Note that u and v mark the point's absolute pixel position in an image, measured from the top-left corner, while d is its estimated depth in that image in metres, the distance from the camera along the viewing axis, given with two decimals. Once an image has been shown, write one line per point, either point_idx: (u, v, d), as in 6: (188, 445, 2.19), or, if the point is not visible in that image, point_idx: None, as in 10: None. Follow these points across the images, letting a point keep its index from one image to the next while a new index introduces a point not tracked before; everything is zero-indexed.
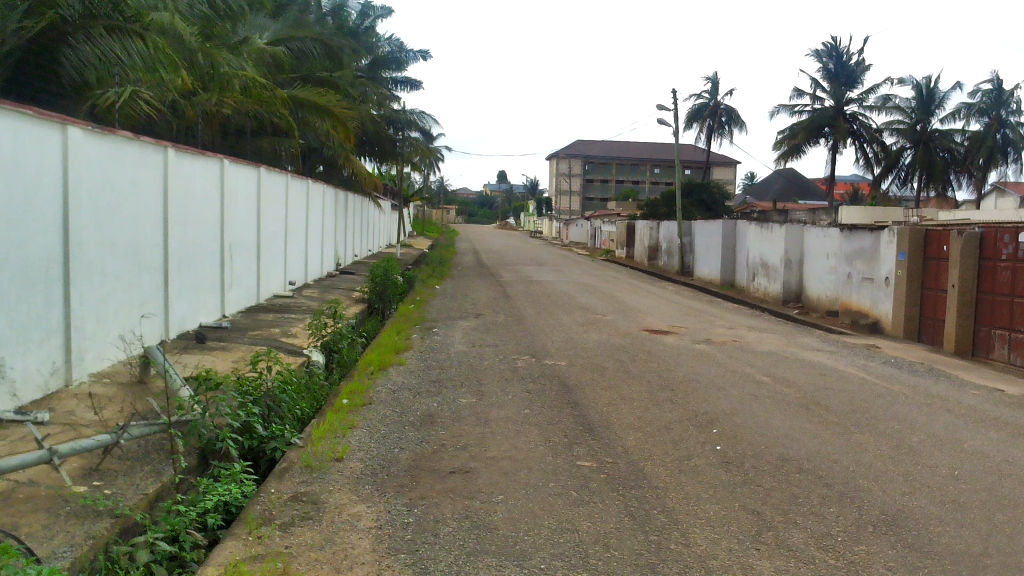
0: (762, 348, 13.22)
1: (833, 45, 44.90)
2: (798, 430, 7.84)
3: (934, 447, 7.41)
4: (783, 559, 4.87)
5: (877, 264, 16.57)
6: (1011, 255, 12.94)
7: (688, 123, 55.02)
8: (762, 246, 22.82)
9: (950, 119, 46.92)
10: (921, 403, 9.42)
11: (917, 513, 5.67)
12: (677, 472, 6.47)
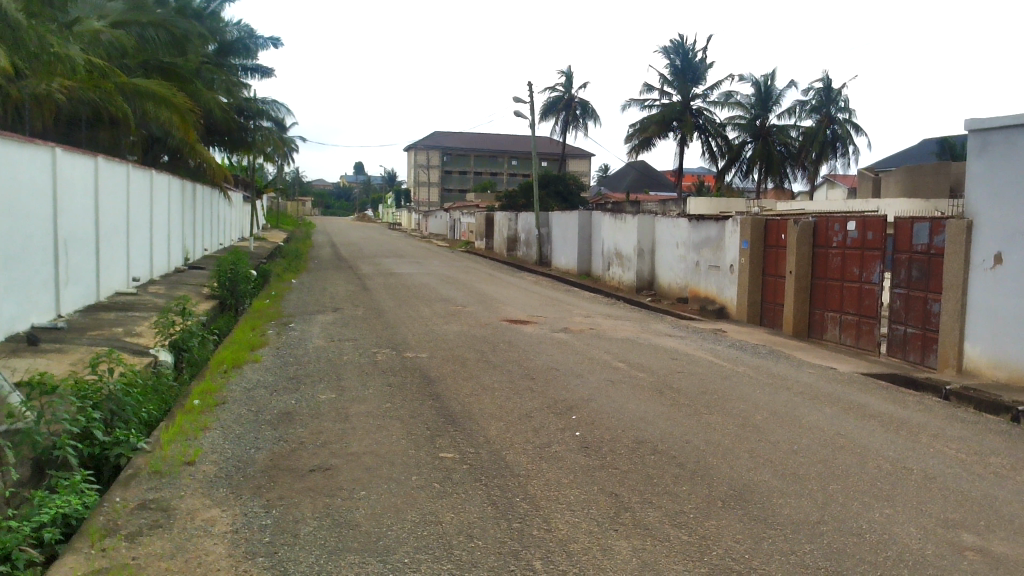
0: (618, 335, 13.64)
1: (679, 43, 46.70)
2: (652, 413, 8.13)
3: (776, 425, 7.87)
4: (640, 538, 5.04)
5: (723, 252, 17.45)
6: (841, 243, 13.92)
7: (543, 116, 55.98)
8: (616, 237, 23.53)
9: (786, 115, 49.98)
10: (764, 383, 9.98)
11: (761, 487, 6.00)
12: (538, 459, 6.57)
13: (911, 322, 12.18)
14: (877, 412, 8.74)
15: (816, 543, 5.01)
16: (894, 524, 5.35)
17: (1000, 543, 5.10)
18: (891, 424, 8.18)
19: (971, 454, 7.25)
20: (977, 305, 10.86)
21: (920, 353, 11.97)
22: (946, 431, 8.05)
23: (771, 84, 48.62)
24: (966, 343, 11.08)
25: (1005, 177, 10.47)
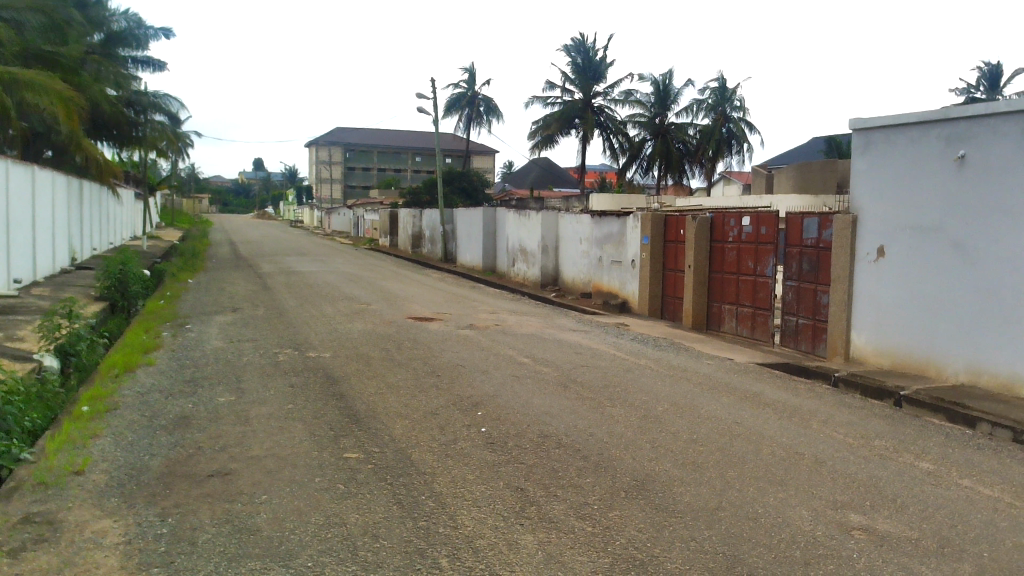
0: (522, 330, 13.74)
1: (581, 41, 47.63)
2: (556, 407, 8.23)
3: (676, 415, 8.07)
4: (545, 532, 5.08)
5: (625, 248, 17.78)
6: (736, 238, 14.39)
7: (447, 112, 55.81)
8: (520, 233, 23.67)
9: (684, 114, 51.29)
10: (665, 375, 10.24)
11: (662, 476, 6.15)
12: (444, 457, 6.55)
13: (802, 313, 12.68)
14: (771, 400, 9.08)
15: (714, 529, 5.16)
16: (788, 508, 5.56)
17: (883, 522, 5.37)
18: (785, 412, 8.51)
19: (858, 438, 7.60)
20: (862, 295, 11.40)
21: (811, 342, 12.48)
22: (835, 417, 8.43)
23: (670, 83, 49.71)
24: (853, 332, 11.61)
25: (887, 173, 11.01)
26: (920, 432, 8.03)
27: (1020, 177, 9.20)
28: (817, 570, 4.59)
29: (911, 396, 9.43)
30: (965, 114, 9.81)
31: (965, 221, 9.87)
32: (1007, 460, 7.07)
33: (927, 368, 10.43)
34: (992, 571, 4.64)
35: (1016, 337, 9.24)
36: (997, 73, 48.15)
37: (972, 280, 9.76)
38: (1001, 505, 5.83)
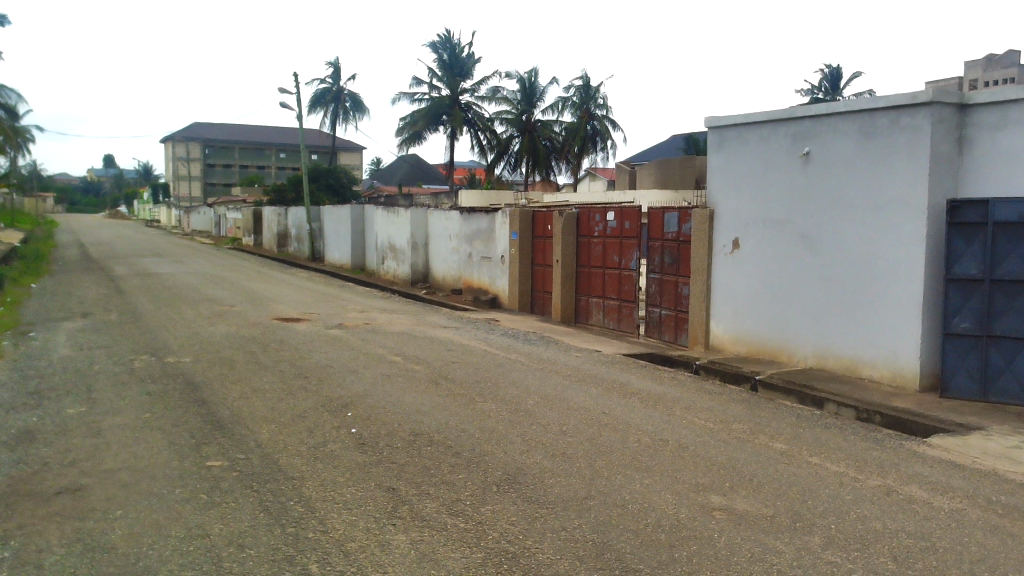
0: (392, 329, 13.61)
1: (447, 37, 47.54)
2: (428, 405, 8.19)
3: (546, 408, 8.20)
4: (418, 530, 5.05)
5: (494, 244, 17.90)
6: (602, 232, 14.76)
7: (311, 108, 54.54)
8: (389, 230, 23.43)
9: (550, 112, 52.23)
10: (536, 369, 10.38)
11: (533, 469, 6.23)
12: (312, 460, 6.40)
13: (665, 304, 13.13)
14: (637, 389, 9.36)
15: (584, 518, 5.27)
16: (653, 493, 5.75)
17: (741, 501, 5.63)
18: (650, 400, 8.79)
19: (718, 423, 7.95)
20: (720, 286, 11.92)
21: (674, 333, 12.94)
22: (696, 403, 8.78)
23: (535, 82, 50.66)
24: (712, 322, 12.13)
25: (740, 170, 11.55)
26: (774, 414, 8.49)
27: (858, 173, 9.85)
28: (682, 551, 4.76)
29: (766, 381, 9.95)
30: (809, 113, 10.41)
31: (811, 214, 10.49)
32: (851, 437, 7.57)
33: (779, 353, 11.01)
34: (839, 542, 4.96)
35: (857, 322, 9.90)
36: (837, 76, 51.48)
37: (818, 269, 10.39)
38: (847, 479, 6.23)
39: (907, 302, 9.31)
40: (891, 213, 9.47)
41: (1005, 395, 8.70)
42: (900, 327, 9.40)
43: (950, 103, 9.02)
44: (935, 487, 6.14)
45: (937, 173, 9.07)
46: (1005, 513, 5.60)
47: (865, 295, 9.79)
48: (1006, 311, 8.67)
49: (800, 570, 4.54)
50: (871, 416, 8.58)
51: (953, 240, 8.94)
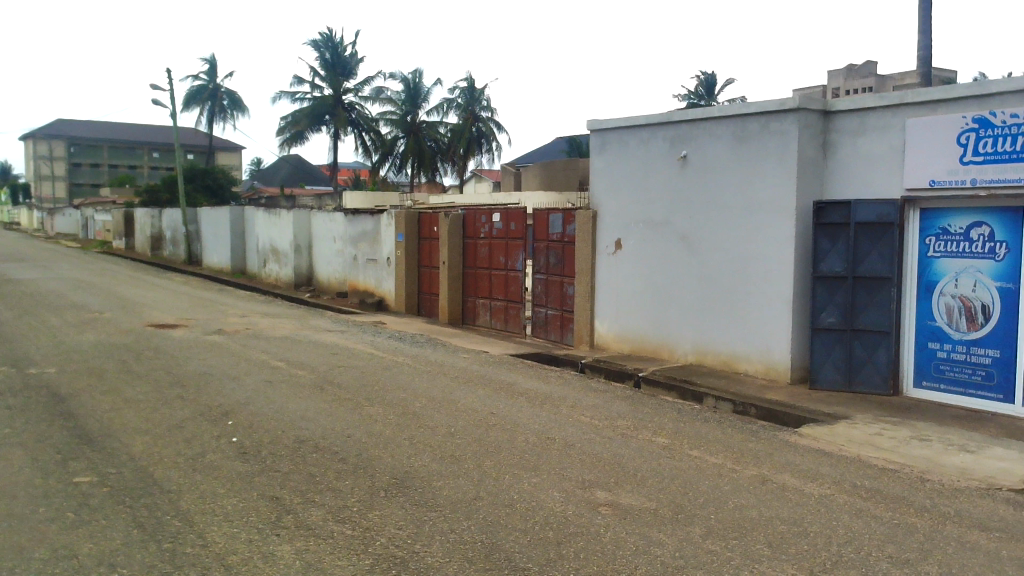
0: (275, 333, 13.25)
1: (329, 36, 46.73)
2: (312, 410, 8.01)
3: (434, 410, 8.16)
4: (304, 540, 4.93)
5: (379, 246, 17.69)
6: (488, 234, 14.83)
7: (186, 106, 52.47)
8: (270, 232, 22.80)
9: (435, 113, 52.15)
10: (423, 371, 10.32)
11: (421, 472, 6.19)
12: (190, 472, 6.14)
13: (551, 304, 13.29)
14: (524, 389, 9.45)
15: (473, 519, 5.27)
16: (540, 492, 5.80)
17: (626, 496, 5.76)
18: (537, 400, 8.89)
19: (603, 420, 8.11)
20: (604, 286, 12.17)
21: (560, 332, 13.11)
22: (582, 401, 8.93)
23: (420, 82, 50.65)
24: (596, 321, 12.36)
25: (621, 173, 11.83)
26: (656, 410, 8.73)
27: (732, 175, 10.26)
28: (569, 548, 4.83)
29: (648, 377, 10.23)
30: (686, 118, 10.77)
31: (688, 215, 10.85)
32: (729, 430, 7.87)
33: (660, 350, 11.33)
34: (719, 531, 5.14)
35: (733, 319, 10.30)
36: (712, 82, 53.43)
37: (696, 268, 10.75)
38: (725, 471, 6.47)
39: (778, 299, 9.76)
40: (762, 214, 9.91)
41: (867, 385, 9.23)
42: (772, 322, 9.84)
43: (815, 109, 9.49)
44: (806, 474, 6.46)
45: (804, 176, 9.56)
46: (868, 496, 5.95)
47: (740, 292, 10.20)
48: (868, 306, 9.21)
49: (682, 560, 4.68)
50: (747, 409, 8.95)
51: (820, 239, 9.43)
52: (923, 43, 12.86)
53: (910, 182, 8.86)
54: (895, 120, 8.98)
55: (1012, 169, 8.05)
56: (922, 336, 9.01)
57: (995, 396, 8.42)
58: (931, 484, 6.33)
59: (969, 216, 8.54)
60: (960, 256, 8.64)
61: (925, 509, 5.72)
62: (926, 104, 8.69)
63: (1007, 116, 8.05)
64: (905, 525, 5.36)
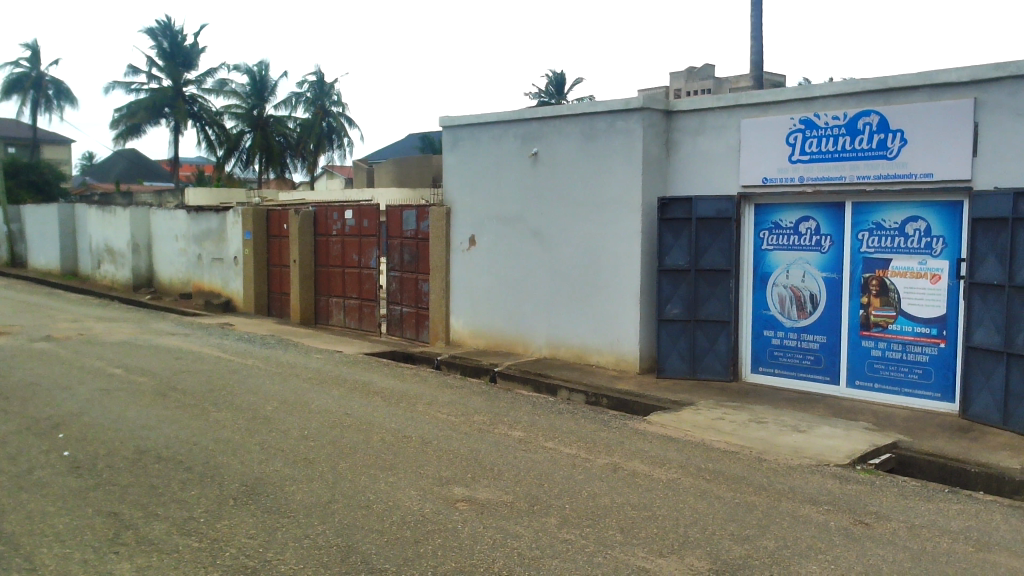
0: (111, 338, 12.48)
1: (167, 24, 44.48)
2: (153, 419, 7.59)
3: (287, 413, 7.91)
4: (144, 556, 4.66)
5: (226, 244, 17.00)
6: (340, 230, 14.54)
7: (5, 96, 48.54)
8: (105, 231, 21.45)
9: (282, 107, 50.70)
10: (274, 373, 9.99)
11: (272, 478, 5.98)
12: (16, 491, 5.68)
13: (406, 302, 13.16)
14: (380, 388, 9.32)
15: (328, 523, 5.15)
16: (397, 491, 5.74)
17: (483, 491, 5.79)
18: (392, 398, 8.79)
19: (459, 415, 8.12)
20: (459, 282, 12.20)
21: (415, 329, 13.01)
22: (438, 398, 8.91)
23: (267, 75, 49.18)
24: (451, 317, 12.36)
25: (474, 169, 11.89)
26: (512, 403, 8.83)
27: (581, 172, 10.51)
28: (427, 546, 4.80)
29: (504, 372, 10.35)
30: (536, 115, 10.94)
31: (540, 211, 11.04)
32: (582, 420, 8.06)
33: (515, 345, 11.47)
34: (573, 520, 5.26)
35: (585, 312, 10.57)
36: (561, 80, 54.63)
37: (548, 263, 10.96)
38: (579, 460, 6.63)
39: (627, 291, 10.09)
40: (610, 210, 10.22)
41: (710, 372, 9.70)
42: (622, 315, 10.17)
43: (657, 109, 9.87)
44: (655, 460, 6.70)
45: (649, 173, 9.92)
46: (712, 479, 6.25)
47: (590, 286, 10.48)
48: (709, 297, 9.68)
49: (538, 550, 4.75)
50: (599, 399, 9.24)
51: (664, 234, 9.82)
52: (755, 46, 13.62)
53: (745, 180, 9.36)
54: (731, 121, 9.47)
55: (835, 167, 8.65)
56: (758, 324, 9.57)
57: (823, 378, 9.05)
58: (768, 463, 6.72)
59: (798, 211, 9.13)
60: (790, 249, 9.23)
61: (763, 487, 6.07)
62: (758, 105, 9.20)
63: (829, 118, 8.65)
64: (745, 504, 5.67)
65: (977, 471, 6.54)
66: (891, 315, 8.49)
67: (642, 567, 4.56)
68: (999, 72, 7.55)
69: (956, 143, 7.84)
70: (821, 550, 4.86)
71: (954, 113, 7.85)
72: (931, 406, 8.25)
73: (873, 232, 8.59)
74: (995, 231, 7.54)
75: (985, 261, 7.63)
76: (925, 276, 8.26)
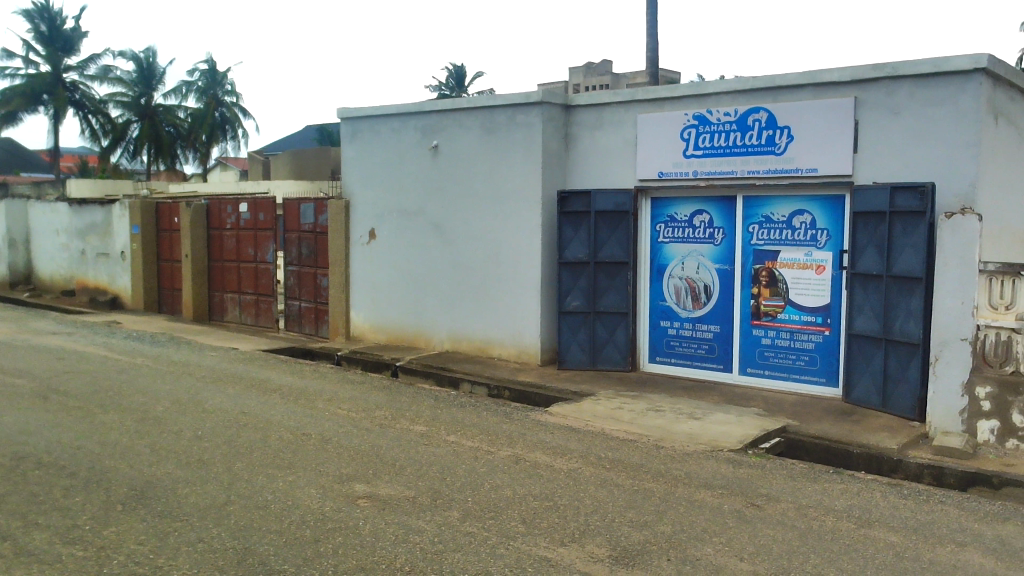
0: None
1: (45, 7, 42.21)
2: (33, 423, 7.19)
3: (179, 413, 7.64)
4: (25, 567, 4.42)
5: (112, 239, 16.27)
6: (235, 224, 14.12)
7: None
8: None
9: (172, 96, 48.87)
10: (165, 372, 9.63)
11: (164, 481, 5.76)
12: None
13: (304, 297, 12.87)
14: (278, 385, 9.11)
15: (224, 525, 4.99)
16: (296, 490, 5.62)
17: (385, 487, 5.73)
18: (291, 395, 8.60)
19: (360, 411, 8.01)
20: (359, 276, 12.03)
21: (314, 325, 12.75)
22: (339, 394, 8.77)
23: (154, 63, 47.63)
24: (351, 312, 12.18)
25: (373, 162, 11.73)
26: (414, 398, 8.77)
27: (481, 165, 10.52)
28: (327, 545, 4.72)
29: (406, 366, 10.28)
30: (436, 108, 10.88)
31: (441, 204, 10.99)
32: (484, 413, 8.08)
33: (417, 339, 11.39)
34: (475, 513, 5.27)
35: (486, 305, 10.59)
36: (462, 74, 54.54)
37: (449, 256, 10.93)
38: (481, 453, 6.64)
39: (528, 284, 10.16)
40: (511, 203, 10.26)
41: (609, 362, 9.88)
42: (523, 307, 10.24)
43: (556, 103, 9.97)
44: (556, 451, 6.78)
45: (548, 167, 10.01)
46: (611, 467, 6.37)
47: (491, 279, 10.51)
48: (608, 289, 9.85)
49: (440, 544, 4.74)
50: (501, 392, 9.29)
51: (564, 227, 9.92)
52: (650, 43, 13.92)
53: (641, 174, 9.56)
54: (628, 116, 9.65)
55: (727, 162, 8.93)
56: (655, 315, 9.80)
57: (717, 367, 9.35)
58: (665, 450, 6.90)
59: (692, 204, 9.39)
60: (685, 241, 9.48)
61: (660, 474, 6.23)
62: (654, 101, 9.41)
63: (721, 114, 8.92)
64: (643, 491, 5.80)
65: (859, 452, 6.88)
66: (779, 304, 8.84)
67: (544, 556, 4.60)
68: (876, 72, 7.94)
69: (838, 140, 8.21)
70: (715, 533, 5.02)
71: (836, 111, 8.22)
72: (817, 392, 8.63)
73: (762, 225, 8.92)
74: (874, 224, 7.93)
75: (865, 252, 8.03)
76: (811, 267, 8.63)
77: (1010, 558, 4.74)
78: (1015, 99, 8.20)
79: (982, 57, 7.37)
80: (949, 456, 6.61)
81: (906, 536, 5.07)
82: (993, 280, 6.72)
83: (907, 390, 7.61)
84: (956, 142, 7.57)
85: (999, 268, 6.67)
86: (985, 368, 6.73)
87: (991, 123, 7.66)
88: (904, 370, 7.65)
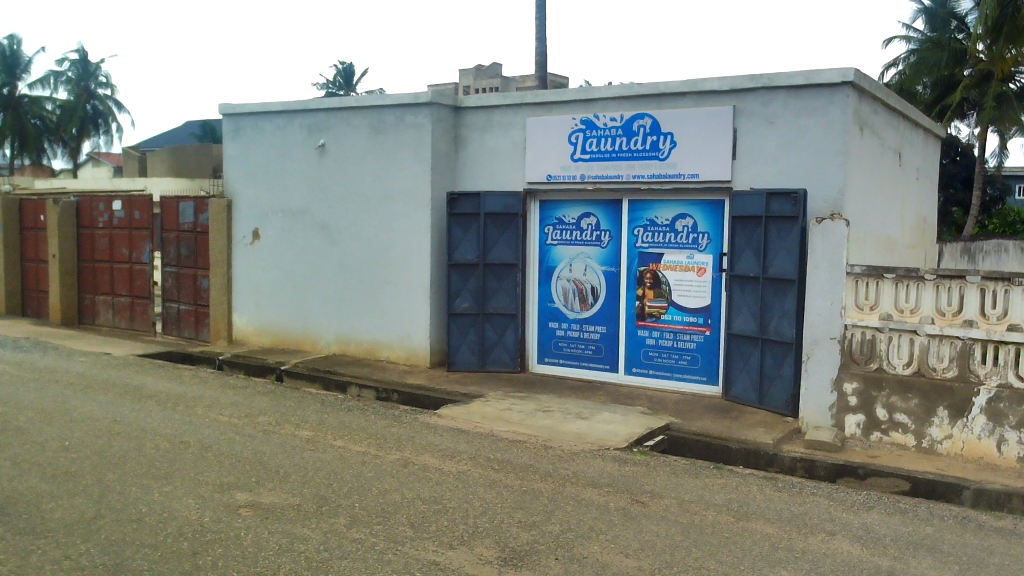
0: None
1: None
2: None
3: (44, 423, 7.19)
4: None
5: None
6: (107, 223, 13.45)
7: None
8: None
9: (38, 86, 46.25)
10: (29, 379, 9.05)
11: (27, 495, 5.41)
12: None
13: (183, 299, 12.34)
14: (154, 391, 8.71)
15: (92, 540, 4.72)
16: (172, 501, 5.38)
17: (268, 495, 5.56)
18: (169, 402, 8.24)
19: (243, 417, 7.75)
20: (242, 277, 11.66)
21: (193, 328, 12.24)
22: (219, 400, 8.46)
23: (19, 50, 45.09)
24: (234, 314, 11.78)
25: (257, 161, 11.41)
26: (299, 402, 8.57)
27: (369, 165, 10.39)
28: (206, 557, 4.53)
29: (291, 370, 10.03)
30: (324, 106, 10.67)
31: (328, 204, 10.78)
32: (372, 417, 7.97)
33: (302, 342, 11.12)
34: (362, 519, 5.17)
35: (374, 306, 10.44)
36: (349, 72, 53.86)
37: (336, 257, 10.73)
38: (368, 457, 6.55)
39: (417, 286, 10.08)
40: (400, 203, 10.16)
41: (498, 363, 9.90)
42: (413, 309, 10.15)
43: (445, 105, 9.95)
44: (446, 454, 6.74)
45: (438, 169, 9.97)
46: (500, 468, 6.39)
47: (379, 280, 10.37)
48: (497, 290, 9.88)
49: (326, 552, 4.63)
50: (389, 395, 9.22)
51: (453, 229, 9.88)
52: (539, 47, 14.07)
53: (531, 176, 9.63)
54: (517, 119, 9.72)
55: (613, 166, 9.11)
56: (544, 316, 9.89)
57: (603, 367, 9.53)
58: (553, 450, 6.97)
59: (579, 207, 9.54)
60: (573, 244, 9.62)
61: (548, 474, 6.29)
62: (542, 104, 9.51)
63: (608, 119, 9.11)
64: (530, 491, 5.85)
65: (737, 447, 7.16)
66: (663, 305, 9.09)
67: (433, 560, 4.57)
68: (752, 83, 8.29)
69: (717, 146, 8.51)
70: (601, 531, 5.10)
71: (716, 119, 8.51)
72: (698, 389, 8.92)
73: (647, 228, 9.15)
74: (750, 228, 8.26)
75: (742, 255, 8.35)
76: (692, 270, 8.91)
77: (874, 545, 5.02)
78: (878, 112, 8.71)
79: (849, 71, 7.79)
80: (820, 449, 6.96)
81: (781, 527, 5.29)
82: (859, 282, 7.08)
83: (781, 387, 7.95)
84: (826, 151, 7.97)
85: (864, 271, 7.05)
86: (853, 365, 7.10)
87: (857, 134, 8.09)
88: (779, 368, 7.99)
